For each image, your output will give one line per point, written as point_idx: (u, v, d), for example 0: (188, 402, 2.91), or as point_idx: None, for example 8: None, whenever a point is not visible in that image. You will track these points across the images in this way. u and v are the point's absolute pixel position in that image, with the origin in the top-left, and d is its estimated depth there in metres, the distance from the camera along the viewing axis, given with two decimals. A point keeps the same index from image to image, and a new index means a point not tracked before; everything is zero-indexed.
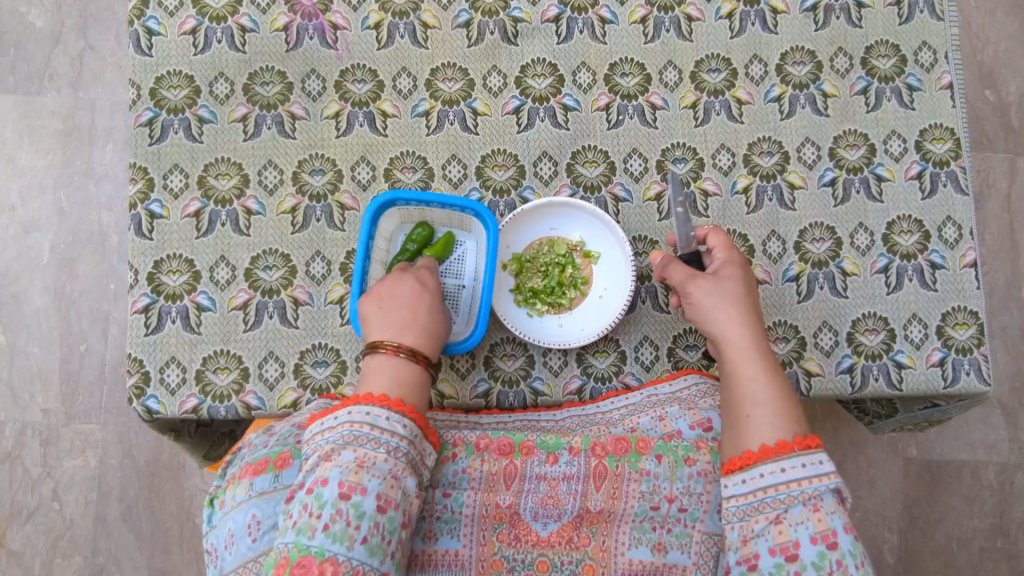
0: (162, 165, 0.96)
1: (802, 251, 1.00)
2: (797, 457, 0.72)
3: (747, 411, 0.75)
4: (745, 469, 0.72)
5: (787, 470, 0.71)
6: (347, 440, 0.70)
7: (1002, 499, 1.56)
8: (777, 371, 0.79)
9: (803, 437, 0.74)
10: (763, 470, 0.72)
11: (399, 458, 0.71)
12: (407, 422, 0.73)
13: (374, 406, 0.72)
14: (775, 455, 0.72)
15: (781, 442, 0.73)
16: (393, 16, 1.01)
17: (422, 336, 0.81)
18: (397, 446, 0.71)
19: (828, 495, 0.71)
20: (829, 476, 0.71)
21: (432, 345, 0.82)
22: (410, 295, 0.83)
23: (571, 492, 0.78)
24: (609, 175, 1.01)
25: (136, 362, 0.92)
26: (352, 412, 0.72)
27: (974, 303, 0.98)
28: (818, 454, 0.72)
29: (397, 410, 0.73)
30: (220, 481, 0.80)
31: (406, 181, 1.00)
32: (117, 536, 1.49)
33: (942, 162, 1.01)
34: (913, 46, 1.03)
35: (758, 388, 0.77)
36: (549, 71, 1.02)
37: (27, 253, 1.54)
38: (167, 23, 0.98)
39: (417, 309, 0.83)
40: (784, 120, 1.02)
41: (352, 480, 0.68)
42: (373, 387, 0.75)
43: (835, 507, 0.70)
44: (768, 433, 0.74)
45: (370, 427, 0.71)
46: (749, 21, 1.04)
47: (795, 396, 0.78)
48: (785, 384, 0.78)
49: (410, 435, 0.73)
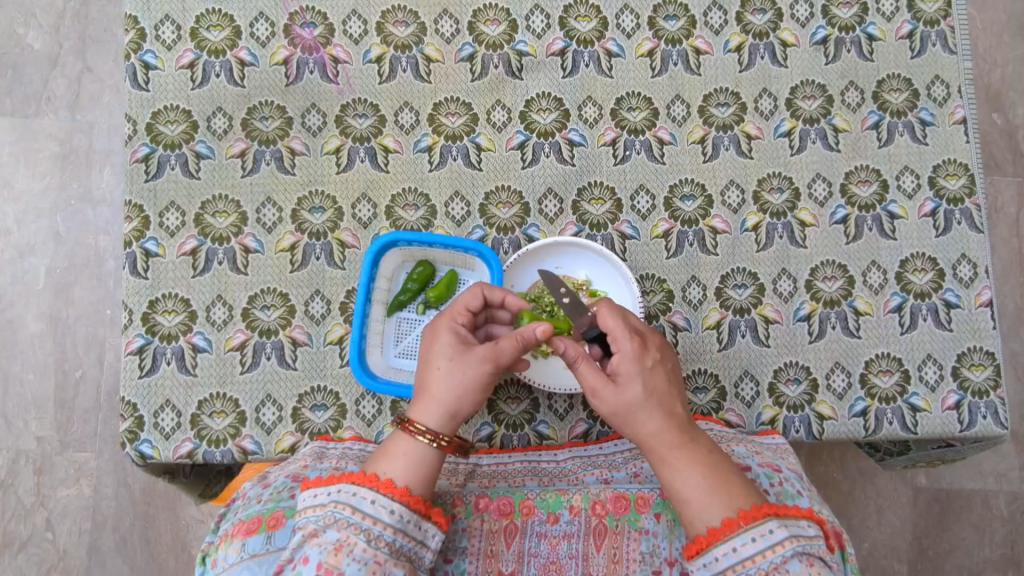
0: (159, 203, 0.94)
1: (813, 290, 0.98)
2: (746, 532, 0.68)
3: (684, 498, 0.71)
4: (701, 554, 0.69)
5: (738, 549, 0.67)
6: (330, 521, 0.67)
7: (1013, 529, 1.53)
8: (702, 448, 0.73)
9: (750, 508, 0.69)
10: (717, 555, 0.68)
11: (381, 547, 0.67)
12: (395, 507, 0.68)
13: (363, 487, 0.68)
14: (723, 537, 0.68)
15: (727, 521, 0.68)
16: (395, 49, 0.99)
17: (433, 403, 0.74)
18: (380, 533, 0.67)
19: (792, 561, 0.67)
20: (783, 543, 0.67)
21: (447, 415, 0.74)
22: (430, 358, 0.76)
23: (572, 554, 0.77)
24: (616, 213, 0.99)
25: (130, 406, 0.90)
26: (340, 490, 0.68)
27: (990, 344, 0.95)
28: (767, 523, 0.68)
29: (387, 493, 0.68)
30: (213, 537, 0.77)
31: (408, 219, 0.98)
32: (111, 567, 1.46)
33: (956, 199, 0.98)
34: (925, 79, 1.01)
35: (689, 473, 0.71)
36: (554, 105, 1.00)
37: (22, 278, 1.52)
38: (165, 57, 0.96)
39: (434, 374, 0.75)
40: (794, 156, 1.00)
41: (330, 562, 0.65)
42: (383, 468, 0.70)
43: (805, 573, 0.66)
44: (710, 515, 0.69)
45: (353, 510, 0.67)
46: (758, 54, 1.02)
47: (730, 469, 0.73)
48: (715, 461, 0.72)
49: (398, 523, 0.68)
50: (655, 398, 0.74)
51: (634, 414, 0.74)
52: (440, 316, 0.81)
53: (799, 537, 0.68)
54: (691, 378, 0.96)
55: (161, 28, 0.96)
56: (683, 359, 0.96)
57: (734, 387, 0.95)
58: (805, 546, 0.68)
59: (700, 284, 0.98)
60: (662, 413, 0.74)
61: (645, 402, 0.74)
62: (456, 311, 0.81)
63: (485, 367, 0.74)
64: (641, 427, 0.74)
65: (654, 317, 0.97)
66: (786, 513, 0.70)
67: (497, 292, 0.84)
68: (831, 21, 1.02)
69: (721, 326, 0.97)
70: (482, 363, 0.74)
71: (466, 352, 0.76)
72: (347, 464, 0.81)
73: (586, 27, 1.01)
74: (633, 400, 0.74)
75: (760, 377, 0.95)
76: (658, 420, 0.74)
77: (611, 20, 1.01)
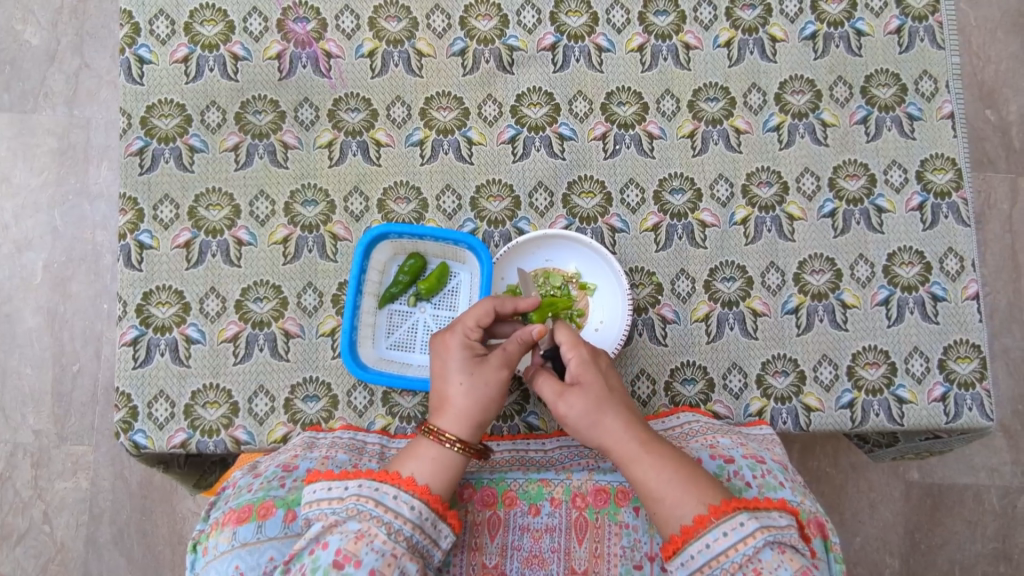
0: (153, 196, 0.95)
1: (801, 284, 0.98)
2: (718, 527, 0.68)
3: (654, 507, 0.72)
4: (678, 553, 0.69)
5: (712, 544, 0.68)
6: (351, 513, 0.69)
7: (1004, 523, 1.54)
8: (664, 450, 0.74)
9: (719, 504, 0.70)
10: (693, 552, 0.68)
11: (399, 541, 0.68)
12: (415, 503, 0.70)
13: (385, 483, 0.70)
14: (696, 534, 0.69)
15: (699, 518, 0.69)
16: (387, 44, 1.00)
17: (458, 416, 0.77)
18: (399, 528, 0.69)
19: (763, 550, 0.68)
20: (754, 534, 0.68)
21: (473, 425, 0.77)
22: (446, 372, 0.79)
23: (555, 548, 0.78)
24: (605, 207, 1.00)
25: (124, 397, 0.91)
26: (363, 485, 0.70)
27: (977, 336, 0.96)
28: (737, 516, 0.69)
29: (408, 490, 0.70)
30: (203, 525, 0.78)
31: (399, 213, 0.99)
32: (108, 559, 1.47)
33: (942, 193, 0.99)
34: (913, 74, 1.02)
35: (655, 480, 0.72)
36: (545, 100, 1.01)
37: (20, 273, 1.53)
38: (159, 52, 0.97)
39: (457, 389, 0.78)
40: (783, 150, 1.01)
41: (349, 549, 0.67)
42: (404, 468, 0.73)
43: (776, 561, 0.68)
44: (683, 513, 0.70)
45: (375, 503, 0.69)
46: (747, 49, 1.03)
47: (694, 467, 0.74)
48: (678, 461, 0.73)
49: (417, 519, 0.70)
50: (614, 400, 0.78)
51: (601, 414, 0.76)
52: (449, 332, 0.81)
53: (770, 527, 0.69)
54: (680, 370, 0.97)
55: (155, 22, 0.97)
56: (672, 351, 0.97)
57: (722, 379, 0.96)
58: (776, 535, 0.69)
59: (689, 278, 0.99)
60: (620, 415, 0.76)
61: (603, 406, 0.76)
62: (467, 325, 0.81)
63: (503, 374, 0.78)
64: (608, 428, 0.76)
65: (642, 310, 0.98)
66: (756, 505, 0.71)
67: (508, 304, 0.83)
68: (820, 17, 1.03)
69: (710, 318, 0.98)
70: (501, 372, 0.78)
71: (481, 364, 0.79)
72: (337, 454, 0.84)
73: (577, 23, 1.02)
74: (597, 400, 0.77)
75: (748, 369, 0.96)
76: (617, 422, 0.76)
77: (602, 16, 1.02)
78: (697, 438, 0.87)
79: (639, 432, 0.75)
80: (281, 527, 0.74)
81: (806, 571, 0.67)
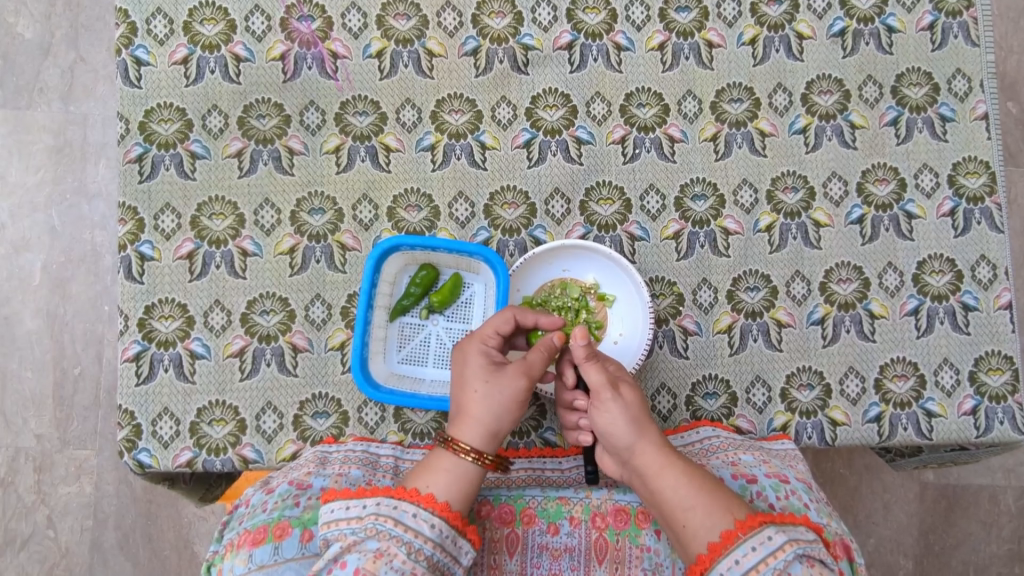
0: (153, 205, 0.91)
1: (827, 293, 0.95)
2: (746, 543, 0.65)
3: (681, 522, 0.69)
4: (706, 574, 0.66)
5: (741, 560, 0.65)
6: (370, 532, 0.65)
7: (1021, 525, 1.45)
8: (694, 466, 0.73)
9: (745, 519, 0.67)
10: (722, 570, 0.65)
11: (420, 561, 0.65)
12: (435, 521, 0.67)
13: (404, 501, 0.67)
14: (725, 551, 0.65)
15: (726, 534, 0.66)
16: (396, 44, 0.96)
17: (478, 427, 0.74)
18: (420, 547, 0.65)
19: (794, 563, 0.64)
20: (784, 547, 0.65)
21: (487, 434, 0.74)
22: (465, 381, 0.77)
23: (574, 568, 0.75)
24: (625, 214, 0.96)
25: (128, 414, 0.87)
26: (380, 502, 0.67)
27: (1010, 347, 0.92)
28: (765, 530, 0.66)
29: (427, 507, 0.67)
30: (218, 546, 0.75)
31: (410, 221, 0.95)
32: (113, 564, 1.44)
33: (976, 198, 0.95)
34: (946, 73, 0.97)
35: (685, 491, 0.70)
36: (561, 102, 0.97)
37: (18, 274, 1.49)
38: (157, 53, 0.92)
39: (472, 396, 0.76)
40: (810, 154, 0.97)
41: (367, 569, 0.63)
42: (421, 484, 0.70)
43: (808, 574, 0.64)
44: (711, 527, 0.67)
45: (394, 522, 0.66)
46: (773, 47, 0.98)
47: (722, 485, 0.72)
48: (707, 478, 0.71)
49: (438, 537, 0.67)
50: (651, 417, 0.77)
51: (640, 425, 0.75)
52: (468, 339, 0.81)
53: (799, 540, 0.66)
54: (701, 383, 0.93)
55: (153, 22, 0.92)
56: (693, 364, 0.94)
57: (746, 393, 0.93)
58: (805, 548, 0.66)
59: (711, 288, 0.95)
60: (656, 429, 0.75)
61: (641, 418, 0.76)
62: (486, 334, 0.81)
63: (519, 383, 0.76)
64: (650, 435, 0.74)
65: (663, 321, 0.95)
66: (781, 520, 0.68)
67: (529, 315, 0.83)
68: (849, 12, 0.98)
69: (733, 330, 0.94)
70: (517, 380, 0.76)
71: (499, 372, 0.77)
72: (349, 470, 0.80)
73: (594, 20, 0.97)
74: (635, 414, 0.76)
75: (772, 383, 0.93)
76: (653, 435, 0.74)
77: (620, 12, 0.97)
78: (718, 455, 0.84)
79: (671, 447, 0.74)
80: (298, 548, 0.70)
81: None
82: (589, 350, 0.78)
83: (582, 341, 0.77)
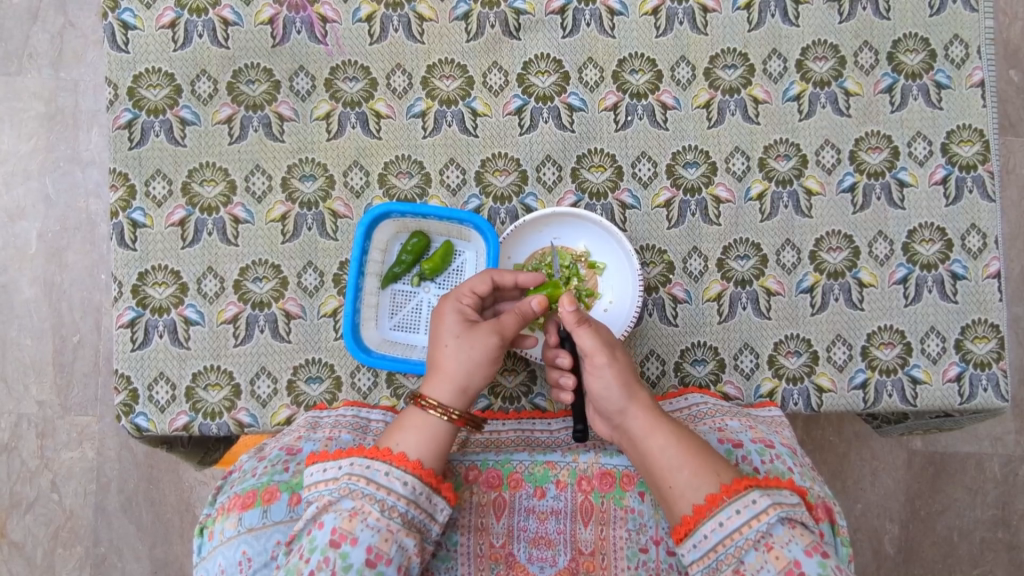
0: (144, 171, 0.91)
1: (817, 261, 0.95)
2: (730, 505, 0.67)
3: (667, 483, 0.71)
4: (690, 534, 0.68)
5: (725, 522, 0.67)
6: (344, 492, 0.67)
7: (1005, 491, 1.47)
8: (684, 431, 0.74)
9: (730, 483, 0.69)
10: (706, 532, 0.67)
11: (394, 518, 0.67)
12: (408, 479, 0.68)
13: (376, 460, 0.69)
14: (709, 513, 0.67)
15: (710, 497, 0.68)
16: (386, 7, 0.95)
17: (448, 381, 0.76)
18: (394, 504, 0.67)
19: (776, 526, 0.66)
20: (767, 511, 0.66)
21: (459, 390, 0.76)
22: (438, 337, 0.79)
23: (560, 530, 0.77)
24: (616, 181, 0.96)
25: (124, 379, 0.89)
26: (354, 463, 0.68)
27: (996, 316, 0.92)
28: (749, 494, 0.67)
29: (400, 466, 0.69)
30: (210, 509, 0.77)
31: (401, 187, 0.95)
32: (117, 527, 1.47)
33: (968, 166, 0.94)
34: (943, 39, 0.95)
35: (672, 453, 0.72)
36: (553, 67, 0.96)
37: (15, 243, 1.49)
38: (144, 16, 0.91)
39: (445, 352, 0.78)
40: (803, 121, 0.96)
41: (344, 527, 0.66)
42: (396, 442, 0.71)
43: (788, 535, 0.66)
44: (696, 492, 0.69)
45: (367, 481, 0.67)
46: (769, 12, 0.97)
47: (710, 449, 0.74)
48: (696, 442, 0.73)
49: (411, 494, 0.68)
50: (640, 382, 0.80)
51: (634, 391, 0.77)
52: (445, 298, 0.83)
53: (782, 503, 0.68)
54: (690, 351, 0.94)
55: None
56: (683, 331, 0.95)
57: (734, 359, 0.94)
58: (788, 511, 0.67)
59: (701, 256, 0.95)
60: (648, 395, 0.77)
61: (634, 385, 0.78)
62: (461, 292, 0.83)
63: (492, 340, 0.78)
64: (641, 399, 0.76)
65: (653, 289, 0.95)
66: (767, 483, 0.70)
67: (507, 275, 0.85)
68: None
69: (722, 298, 0.95)
70: (490, 337, 0.78)
71: (471, 330, 0.79)
72: (340, 433, 0.81)
73: None
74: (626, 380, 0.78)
75: (760, 350, 0.94)
76: (645, 400, 0.77)
77: None
78: (706, 420, 0.86)
79: (660, 411, 0.76)
80: (286, 511, 0.73)
81: (817, 545, 0.65)
82: (578, 315, 0.80)
83: (570, 307, 0.79)
